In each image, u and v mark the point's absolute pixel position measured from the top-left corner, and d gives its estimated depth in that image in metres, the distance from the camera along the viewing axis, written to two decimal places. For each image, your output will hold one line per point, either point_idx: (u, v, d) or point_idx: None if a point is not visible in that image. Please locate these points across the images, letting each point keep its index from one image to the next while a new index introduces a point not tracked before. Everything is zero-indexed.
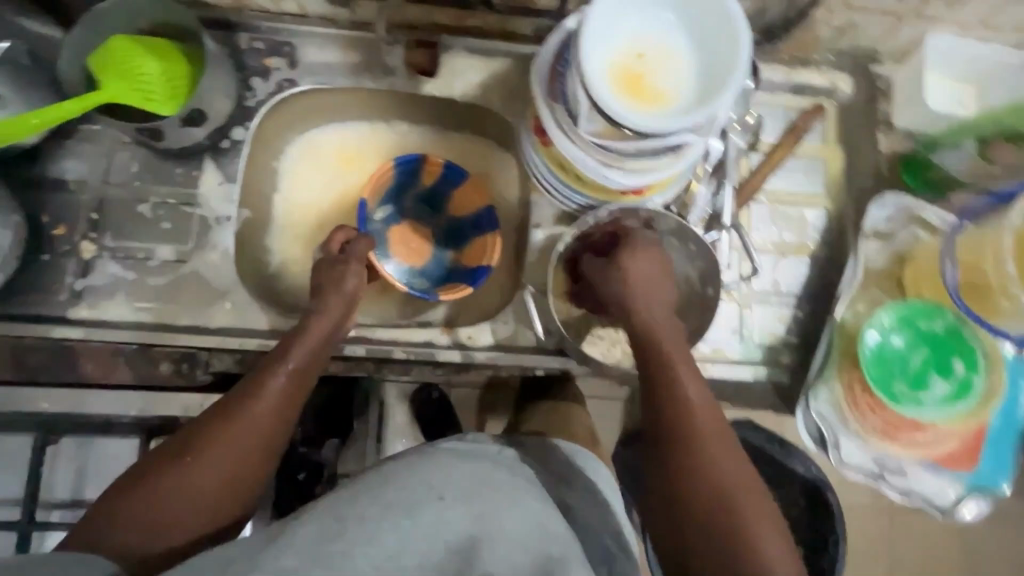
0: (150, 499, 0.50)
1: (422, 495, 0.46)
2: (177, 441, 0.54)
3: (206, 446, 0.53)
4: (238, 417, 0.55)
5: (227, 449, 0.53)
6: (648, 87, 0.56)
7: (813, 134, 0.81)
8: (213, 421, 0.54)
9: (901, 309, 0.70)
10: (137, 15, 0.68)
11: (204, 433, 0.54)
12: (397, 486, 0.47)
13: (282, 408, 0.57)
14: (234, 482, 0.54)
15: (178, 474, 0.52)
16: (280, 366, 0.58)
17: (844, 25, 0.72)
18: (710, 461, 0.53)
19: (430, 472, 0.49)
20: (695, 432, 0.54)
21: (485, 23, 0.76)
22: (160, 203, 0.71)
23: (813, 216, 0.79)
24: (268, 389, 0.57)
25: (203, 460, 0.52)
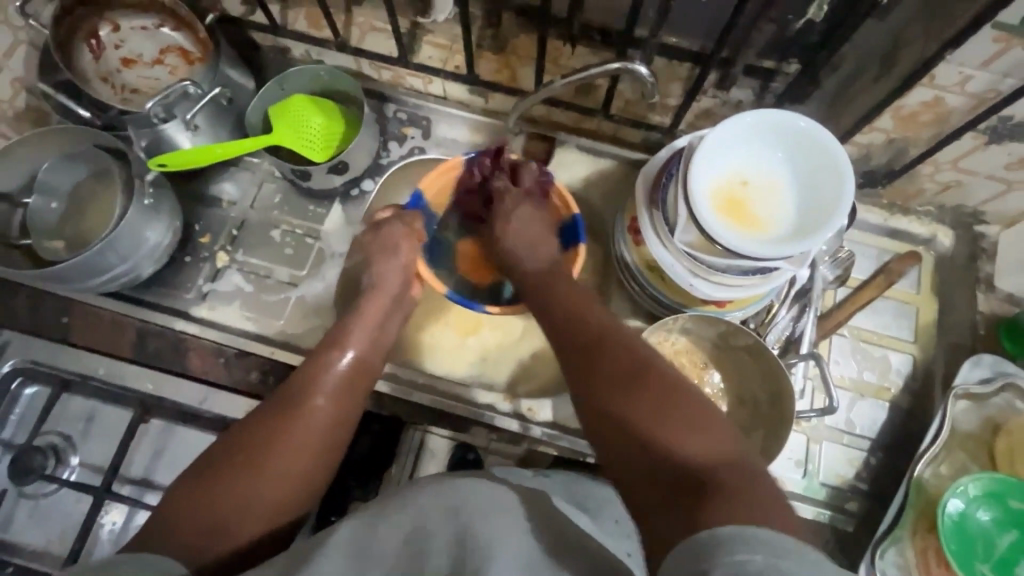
0: (222, 494, 0.52)
1: (442, 517, 0.46)
2: (238, 440, 0.57)
3: (272, 443, 0.57)
4: (301, 411, 0.60)
5: (293, 446, 0.57)
6: (749, 213, 0.60)
7: (907, 280, 0.80)
8: (279, 417, 0.59)
9: (993, 481, 0.62)
10: (315, 80, 0.81)
11: (268, 429, 0.58)
12: (416, 513, 0.48)
13: (341, 402, 0.63)
14: (301, 478, 0.57)
15: (249, 474, 0.54)
16: (332, 364, 0.65)
17: (951, 183, 0.74)
18: (665, 430, 0.48)
19: (445, 491, 0.49)
20: (637, 406, 0.51)
21: (599, 128, 0.84)
22: (289, 231, 0.81)
23: (896, 361, 0.78)
24: (326, 379, 0.64)
25: (268, 454, 0.56)
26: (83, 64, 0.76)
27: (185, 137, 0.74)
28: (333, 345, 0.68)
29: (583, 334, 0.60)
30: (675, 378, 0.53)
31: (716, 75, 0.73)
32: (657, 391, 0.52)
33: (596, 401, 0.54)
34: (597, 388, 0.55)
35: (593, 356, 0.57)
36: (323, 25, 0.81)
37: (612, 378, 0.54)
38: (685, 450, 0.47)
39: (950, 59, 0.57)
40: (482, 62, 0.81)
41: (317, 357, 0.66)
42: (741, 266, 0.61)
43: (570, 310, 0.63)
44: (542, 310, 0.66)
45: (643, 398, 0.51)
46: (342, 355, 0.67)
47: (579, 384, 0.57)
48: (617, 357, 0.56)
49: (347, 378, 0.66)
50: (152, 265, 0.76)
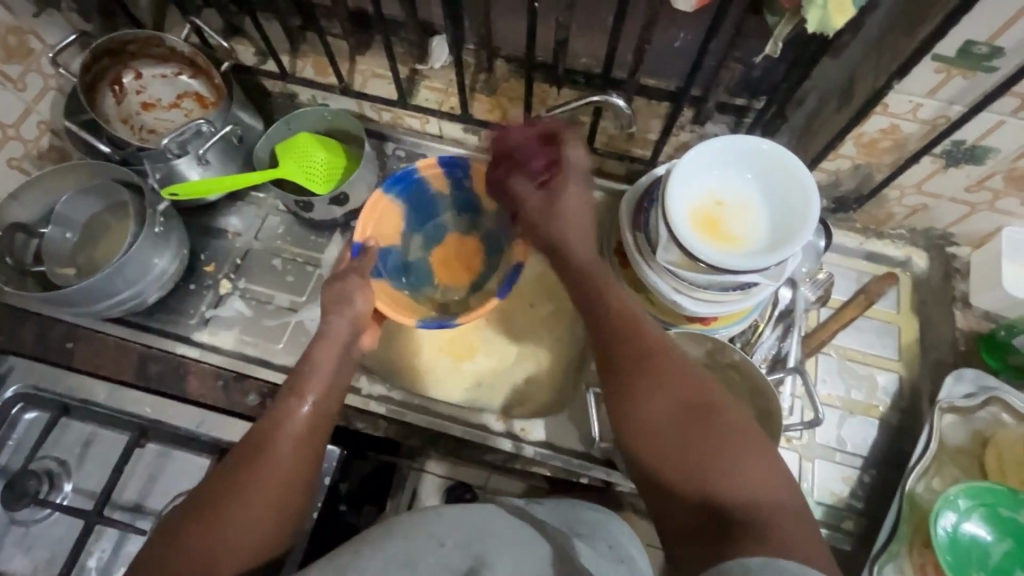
0: (179, 557, 0.50)
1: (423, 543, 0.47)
2: (201, 496, 0.53)
3: (228, 499, 0.52)
4: (259, 459, 0.55)
5: (255, 493, 0.53)
6: (725, 230, 0.64)
7: (887, 300, 0.83)
8: (236, 471, 0.54)
9: (981, 492, 0.63)
10: (320, 121, 0.87)
11: (225, 485, 0.54)
12: (400, 537, 0.48)
13: (305, 449, 0.58)
14: (266, 536, 0.53)
15: (205, 534, 0.51)
16: (299, 401, 0.60)
17: (918, 206, 0.78)
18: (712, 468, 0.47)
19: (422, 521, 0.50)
20: (706, 444, 0.48)
21: (585, 162, 0.89)
22: (290, 259, 0.85)
23: (883, 379, 0.79)
24: (285, 429, 0.58)
25: (233, 511, 0.52)
26: (106, 107, 0.83)
27: (196, 171, 0.79)
28: (292, 392, 0.61)
29: (632, 338, 0.56)
30: (728, 416, 0.50)
31: (691, 110, 0.80)
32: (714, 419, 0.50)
33: (635, 426, 0.52)
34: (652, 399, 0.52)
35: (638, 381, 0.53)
36: (329, 72, 0.89)
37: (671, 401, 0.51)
38: (741, 485, 0.46)
39: (898, 88, 0.62)
40: (475, 103, 0.88)
41: (278, 405, 0.60)
42: (723, 280, 0.64)
43: (615, 324, 0.57)
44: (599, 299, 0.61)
45: (691, 432, 0.49)
46: (303, 402, 0.61)
47: (621, 397, 0.54)
48: (659, 376, 0.53)
49: (309, 423, 0.59)
50: (156, 292, 0.79)
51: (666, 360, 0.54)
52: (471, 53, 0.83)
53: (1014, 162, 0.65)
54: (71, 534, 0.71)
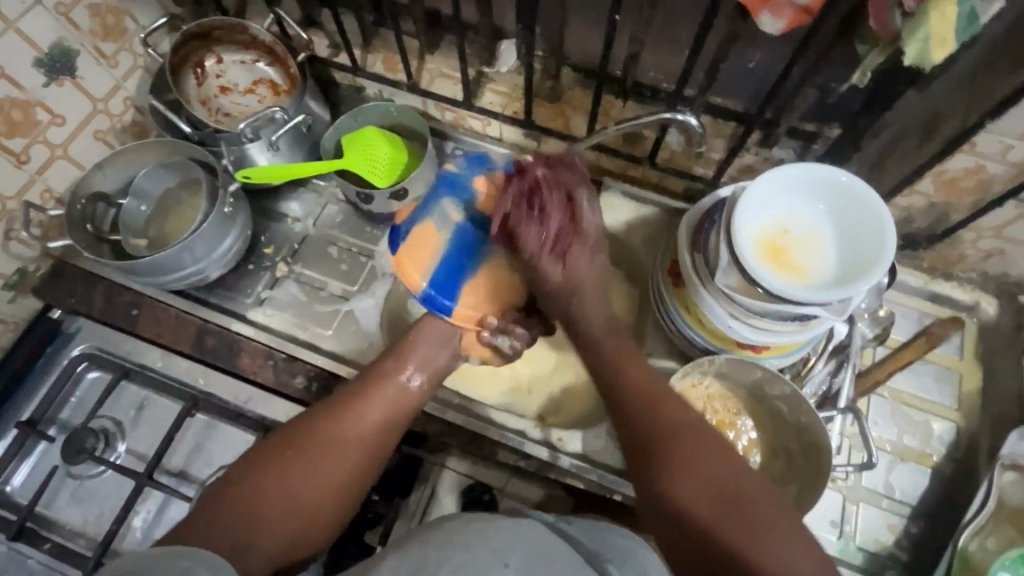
0: (255, 495, 0.51)
1: (488, 561, 0.44)
2: (286, 436, 0.56)
3: (315, 447, 0.56)
4: (348, 419, 0.59)
5: (338, 450, 0.56)
6: (792, 263, 0.62)
7: (949, 345, 0.80)
8: (329, 421, 0.58)
9: None
10: (383, 115, 0.88)
11: (314, 429, 0.57)
12: (464, 546, 0.45)
13: (388, 424, 0.61)
14: (334, 495, 0.55)
15: (281, 471, 0.53)
16: (393, 377, 0.64)
17: (994, 250, 0.74)
18: (747, 536, 0.47)
19: (485, 534, 0.47)
20: (750, 527, 0.47)
21: (643, 176, 0.89)
22: (346, 248, 0.87)
23: (939, 427, 0.76)
24: (379, 396, 0.62)
25: (316, 454, 0.55)
26: (187, 88, 0.86)
27: (264, 155, 0.81)
28: (391, 365, 0.65)
29: (660, 421, 0.55)
30: (757, 489, 0.51)
31: (760, 134, 0.78)
32: (747, 505, 0.49)
33: (665, 495, 0.51)
34: (670, 475, 0.52)
35: (657, 456, 0.53)
36: (398, 69, 0.91)
37: (713, 485, 0.50)
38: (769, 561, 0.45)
39: (990, 128, 0.60)
40: (539, 109, 0.88)
41: (375, 371, 0.64)
42: (783, 310, 0.62)
43: (644, 401, 0.57)
44: (618, 406, 0.59)
45: (727, 506, 0.49)
46: (400, 374, 0.65)
47: (646, 474, 0.54)
48: (697, 451, 0.53)
49: (395, 403, 0.62)
50: (218, 269, 0.82)
51: (690, 421, 0.55)
52: (540, 59, 0.84)
53: None
54: (120, 494, 0.74)
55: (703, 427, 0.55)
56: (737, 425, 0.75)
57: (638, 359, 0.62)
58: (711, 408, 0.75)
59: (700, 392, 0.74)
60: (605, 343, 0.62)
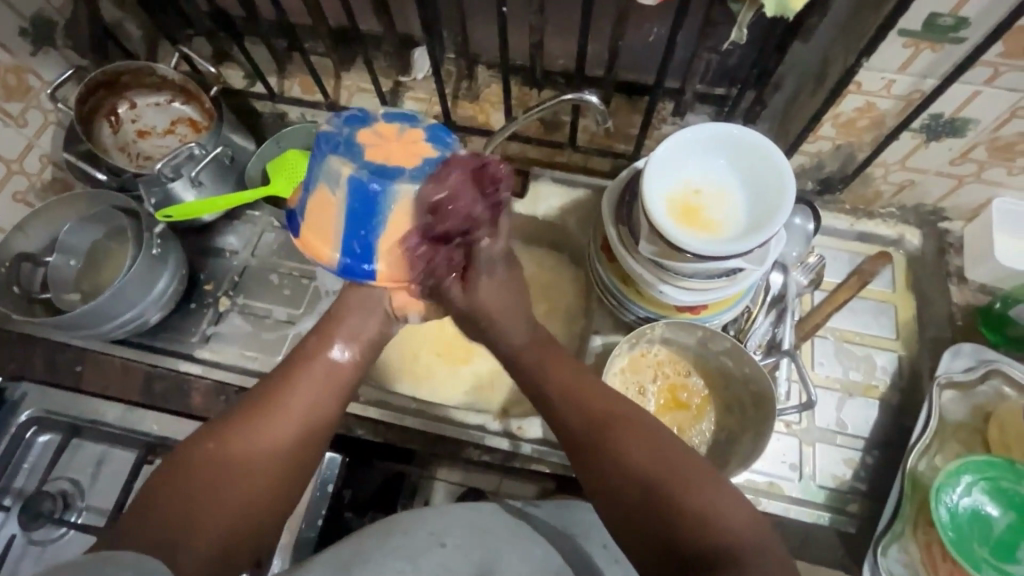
0: (185, 494, 0.48)
1: (424, 541, 0.54)
2: (215, 429, 0.53)
3: (244, 437, 0.52)
4: (276, 403, 0.55)
5: (269, 435, 0.53)
6: (708, 220, 0.64)
7: (881, 280, 0.82)
8: (260, 409, 0.54)
9: (986, 468, 0.62)
10: (307, 137, 0.88)
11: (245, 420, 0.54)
12: (404, 532, 0.54)
13: (321, 397, 0.58)
14: (272, 481, 0.52)
15: (211, 464, 0.50)
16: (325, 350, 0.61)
17: (905, 183, 0.77)
18: (675, 511, 0.46)
19: (429, 518, 0.56)
20: (686, 499, 0.46)
21: (570, 161, 0.90)
22: (287, 273, 0.87)
23: (882, 359, 0.78)
24: (309, 373, 0.59)
25: (246, 441, 0.52)
26: (103, 138, 0.86)
27: (189, 192, 0.81)
28: (321, 338, 0.62)
29: (590, 408, 0.54)
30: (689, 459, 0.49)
31: (670, 103, 0.80)
32: (681, 482, 0.47)
33: (601, 482, 0.50)
34: (605, 460, 0.50)
35: (594, 442, 0.52)
36: (315, 90, 0.92)
37: (648, 463, 0.49)
38: (704, 526, 0.45)
39: (868, 66, 0.63)
40: (458, 109, 0.89)
41: (306, 348, 0.61)
42: (706, 267, 0.64)
43: (570, 393, 0.56)
44: (550, 403, 0.57)
45: (659, 483, 0.47)
46: (331, 348, 0.62)
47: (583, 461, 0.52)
48: (629, 432, 0.51)
49: (330, 375, 0.60)
50: (158, 312, 0.81)
51: (617, 406, 0.54)
52: (452, 61, 0.86)
53: (995, 132, 0.65)
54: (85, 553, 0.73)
55: (632, 407, 0.54)
56: (689, 386, 0.77)
57: (569, 362, 0.59)
58: (661, 374, 0.77)
59: (649, 360, 0.77)
60: (530, 356, 0.60)
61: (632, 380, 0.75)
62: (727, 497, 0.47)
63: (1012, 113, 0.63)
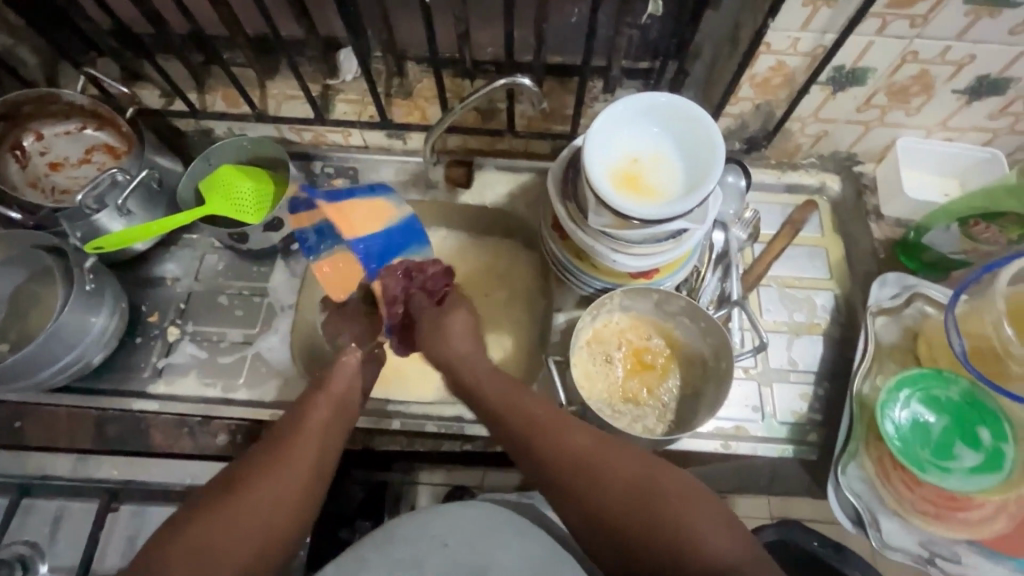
0: (205, 535, 0.49)
1: (429, 544, 0.58)
2: (230, 475, 0.55)
3: (261, 473, 0.55)
4: (283, 445, 0.58)
5: (281, 478, 0.55)
6: (652, 189, 0.66)
7: (811, 226, 0.89)
8: (264, 454, 0.57)
9: (914, 380, 0.68)
10: (240, 152, 0.86)
11: (259, 462, 0.56)
12: (404, 542, 0.59)
13: (329, 435, 0.62)
14: (286, 524, 0.53)
15: (225, 511, 0.51)
16: (320, 395, 0.64)
17: (820, 133, 0.83)
18: (655, 525, 0.50)
19: (431, 520, 0.61)
20: (667, 519, 0.50)
21: (511, 147, 0.92)
22: (236, 293, 0.84)
23: (821, 299, 0.85)
24: (312, 417, 0.62)
25: (263, 482, 0.54)
26: (12, 175, 0.80)
27: (118, 221, 0.76)
28: (315, 387, 0.66)
29: (570, 457, 0.56)
30: (668, 485, 0.53)
31: (599, 81, 0.83)
32: (663, 501, 0.51)
33: (599, 543, 0.52)
34: (589, 495, 0.54)
35: (574, 475, 0.55)
36: (241, 102, 0.89)
37: (625, 484, 0.53)
38: (700, 544, 0.48)
39: (775, 26, 0.67)
40: (394, 108, 0.89)
41: (301, 403, 0.64)
42: (653, 231, 0.66)
43: (546, 440, 0.58)
44: (530, 460, 0.58)
45: (635, 502, 0.52)
46: (323, 395, 0.65)
47: (572, 516, 0.54)
48: (604, 458, 0.55)
49: (332, 417, 0.63)
50: (100, 351, 0.77)
51: (595, 443, 0.57)
52: (379, 60, 0.84)
53: (890, 77, 0.72)
54: None
55: (606, 442, 0.57)
56: (652, 347, 0.80)
57: (539, 409, 0.62)
58: (625, 340, 0.80)
59: (612, 329, 0.80)
60: (498, 398, 0.65)
61: (598, 350, 0.78)
62: (709, 517, 0.51)
63: (903, 59, 0.69)
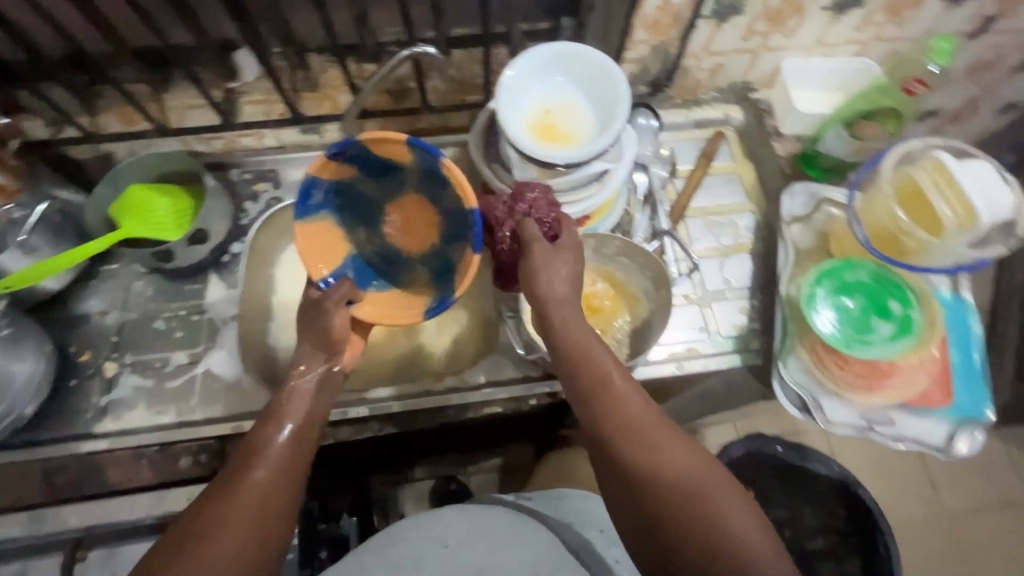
0: None
1: (427, 545, 0.66)
2: (183, 526, 0.47)
3: (214, 522, 0.47)
4: (239, 488, 0.50)
5: (232, 532, 0.47)
6: (566, 136, 0.69)
7: (722, 156, 0.95)
8: (221, 498, 0.49)
9: (827, 269, 0.76)
10: (149, 171, 0.82)
11: (214, 505, 0.48)
12: (404, 546, 0.66)
13: (289, 477, 0.53)
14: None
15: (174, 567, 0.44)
16: (279, 424, 0.57)
17: (715, 67, 0.89)
18: (691, 523, 0.45)
19: (430, 532, 0.69)
20: (706, 518, 0.45)
21: (430, 124, 0.93)
22: (173, 315, 0.81)
23: (742, 220, 0.91)
24: (270, 454, 0.54)
25: (214, 536, 0.46)
26: None
27: (22, 259, 0.71)
28: (271, 420, 0.57)
29: (626, 427, 0.52)
30: (716, 484, 0.48)
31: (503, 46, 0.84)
32: (706, 503, 0.46)
33: (632, 518, 0.49)
34: (633, 467, 0.50)
35: (625, 438, 0.51)
36: (139, 119, 0.84)
37: (670, 471, 0.49)
38: (737, 546, 0.44)
39: None
40: (304, 101, 0.87)
41: (260, 434, 0.56)
42: (576, 176, 0.69)
43: (605, 398, 0.55)
44: (586, 414, 0.55)
45: (675, 493, 0.47)
46: (282, 427, 0.57)
47: (611, 482, 0.52)
48: (657, 437, 0.51)
49: (291, 449, 0.55)
50: (31, 403, 0.72)
51: (654, 420, 0.53)
52: (280, 56, 0.81)
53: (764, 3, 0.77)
54: None
55: (662, 424, 0.52)
56: (597, 292, 0.83)
57: (608, 367, 0.58)
58: None
59: None
60: (572, 332, 0.60)
61: None
62: (752, 527, 0.45)
63: None
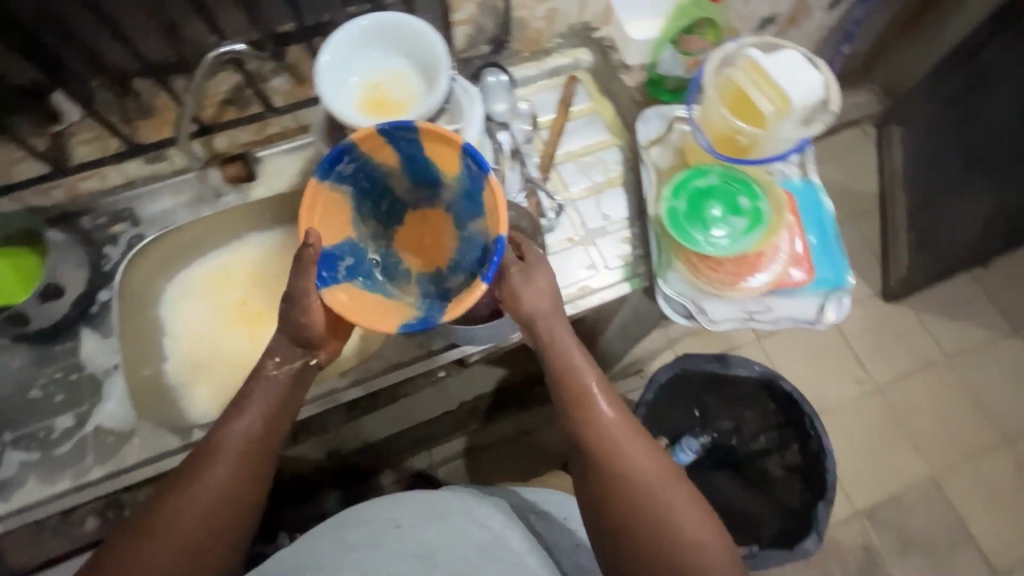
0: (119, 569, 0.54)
1: (382, 526, 0.65)
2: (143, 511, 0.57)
3: (169, 512, 0.56)
4: (191, 479, 0.57)
5: (180, 523, 0.56)
6: (399, 105, 0.70)
7: (580, 98, 0.96)
8: (171, 496, 0.57)
9: (680, 181, 0.80)
10: None
11: (170, 497, 0.57)
12: (356, 527, 0.66)
13: (243, 468, 0.59)
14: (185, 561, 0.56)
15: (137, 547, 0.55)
16: (237, 422, 0.61)
17: (549, 14, 0.89)
18: (646, 525, 0.56)
19: (384, 509, 0.68)
20: (657, 520, 0.56)
21: (283, 127, 0.90)
22: (49, 380, 0.79)
23: (609, 156, 0.92)
24: (223, 448, 0.59)
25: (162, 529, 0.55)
26: None
27: None
28: (231, 413, 0.61)
29: (603, 441, 0.60)
30: (670, 492, 0.58)
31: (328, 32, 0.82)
32: (660, 507, 0.57)
33: (598, 513, 0.59)
34: (606, 477, 0.59)
35: (601, 451, 0.60)
36: None
37: (634, 479, 0.58)
38: (678, 538, 0.56)
39: None
40: (142, 128, 0.81)
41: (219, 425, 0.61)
42: None
43: (584, 411, 0.62)
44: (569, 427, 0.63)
45: (633, 497, 0.57)
46: (239, 423, 0.61)
47: (586, 483, 0.61)
48: (627, 448, 0.60)
49: (245, 447, 0.60)
50: None
51: (627, 434, 0.61)
52: (102, 87, 0.74)
53: None
54: None
55: (630, 435, 0.61)
56: None
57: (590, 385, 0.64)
58: None
59: None
60: (555, 351, 0.65)
61: None
62: (691, 526, 0.56)
63: None
